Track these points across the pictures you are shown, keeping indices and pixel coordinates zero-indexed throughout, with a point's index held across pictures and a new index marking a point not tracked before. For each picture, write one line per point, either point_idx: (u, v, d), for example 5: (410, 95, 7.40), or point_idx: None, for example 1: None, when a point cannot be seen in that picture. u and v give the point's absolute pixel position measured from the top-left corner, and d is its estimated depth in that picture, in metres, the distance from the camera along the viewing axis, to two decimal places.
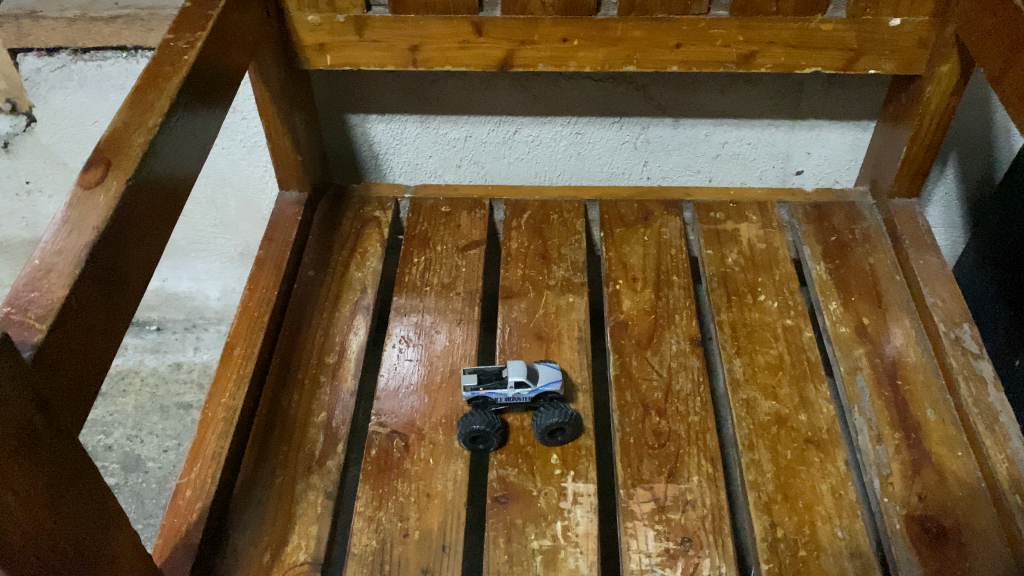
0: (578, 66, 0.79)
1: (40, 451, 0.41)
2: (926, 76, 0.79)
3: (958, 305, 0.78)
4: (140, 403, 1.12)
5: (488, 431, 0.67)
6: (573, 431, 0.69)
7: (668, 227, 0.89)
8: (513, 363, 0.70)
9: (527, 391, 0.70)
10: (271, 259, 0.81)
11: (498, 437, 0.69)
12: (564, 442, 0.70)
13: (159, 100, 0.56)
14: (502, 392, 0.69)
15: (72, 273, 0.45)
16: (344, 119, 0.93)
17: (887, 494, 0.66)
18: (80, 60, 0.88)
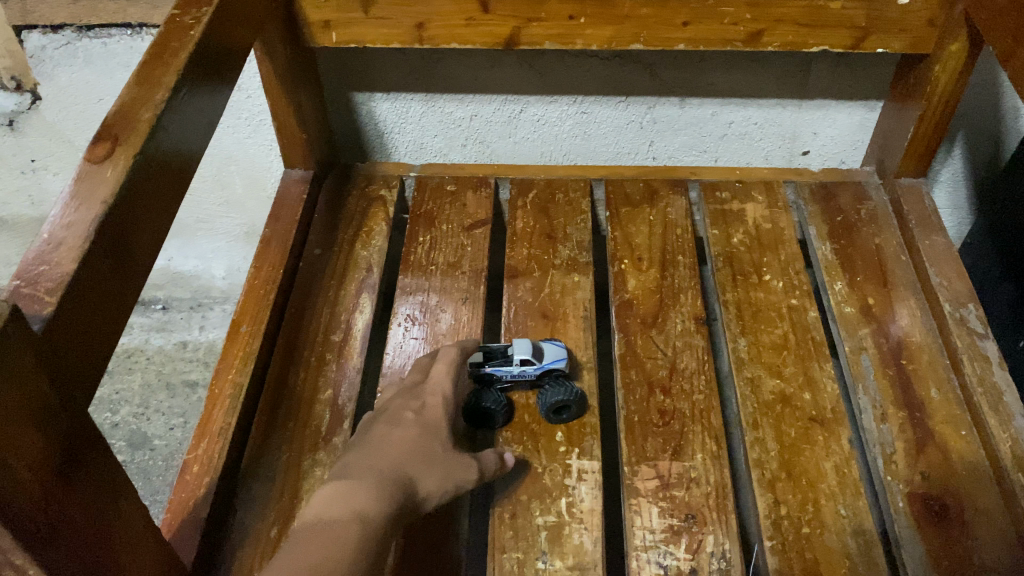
0: (585, 43, 0.79)
1: (51, 423, 0.41)
2: (935, 55, 0.78)
3: (964, 285, 0.78)
4: (147, 381, 1.13)
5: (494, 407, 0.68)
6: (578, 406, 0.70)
7: (674, 207, 0.89)
8: (519, 341, 0.70)
9: (533, 368, 0.70)
10: (277, 237, 0.82)
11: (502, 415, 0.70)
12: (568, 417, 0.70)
13: (166, 76, 0.56)
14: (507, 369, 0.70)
15: (81, 247, 0.45)
16: (349, 97, 0.93)
17: (891, 472, 0.66)
18: (85, 37, 0.87)
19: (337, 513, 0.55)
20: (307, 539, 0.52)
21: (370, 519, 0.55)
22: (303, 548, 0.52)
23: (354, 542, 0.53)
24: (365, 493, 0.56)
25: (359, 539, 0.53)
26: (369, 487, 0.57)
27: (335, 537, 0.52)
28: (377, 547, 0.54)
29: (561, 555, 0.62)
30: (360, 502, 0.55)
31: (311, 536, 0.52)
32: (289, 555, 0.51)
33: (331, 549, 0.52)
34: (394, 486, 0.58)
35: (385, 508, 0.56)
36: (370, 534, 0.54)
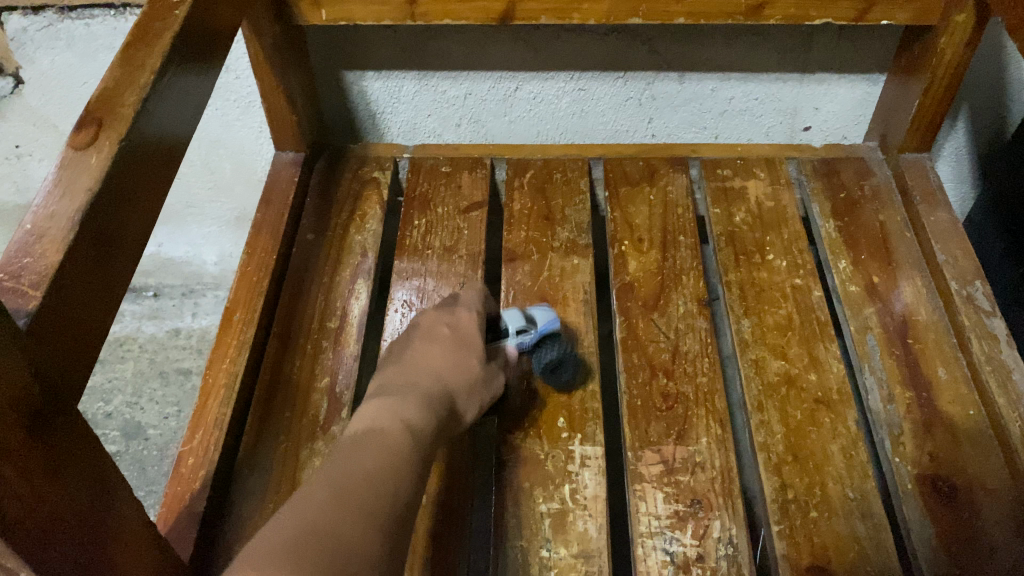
0: (582, 18, 0.77)
1: (40, 422, 0.39)
2: (940, 26, 0.76)
3: (970, 262, 0.76)
4: (139, 369, 1.11)
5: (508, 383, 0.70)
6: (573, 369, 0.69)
7: (674, 186, 0.87)
8: (509, 312, 0.72)
9: (530, 336, 0.70)
10: (269, 222, 0.80)
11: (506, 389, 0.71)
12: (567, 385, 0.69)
13: (150, 58, 0.54)
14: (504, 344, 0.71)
15: (65, 238, 0.43)
16: (340, 77, 0.90)
17: (898, 454, 0.65)
18: (67, 18, 0.85)
19: (391, 428, 0.57)
20: (363, 448, 0.54)
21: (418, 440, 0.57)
22: (360, 453, 0.54)
23: (408, 459, 0.55)
24: (410, 415, 0.59)
25: (411, 456, 0.55)
26: (417, 405, 0.61)
27: (391, 449, 0.55)
28: (423, 466, 0.56)
29: (565, 543, 0.61)
30: (409, 424, 0.58)
31: (367, 445, 0.55)
32: (348, 452, 0.54)
33: (388, 462, 0.54)
34: (442, 401, 0.63)
35: (431, 430, 0.59)
36: (419, 453, 0.56)
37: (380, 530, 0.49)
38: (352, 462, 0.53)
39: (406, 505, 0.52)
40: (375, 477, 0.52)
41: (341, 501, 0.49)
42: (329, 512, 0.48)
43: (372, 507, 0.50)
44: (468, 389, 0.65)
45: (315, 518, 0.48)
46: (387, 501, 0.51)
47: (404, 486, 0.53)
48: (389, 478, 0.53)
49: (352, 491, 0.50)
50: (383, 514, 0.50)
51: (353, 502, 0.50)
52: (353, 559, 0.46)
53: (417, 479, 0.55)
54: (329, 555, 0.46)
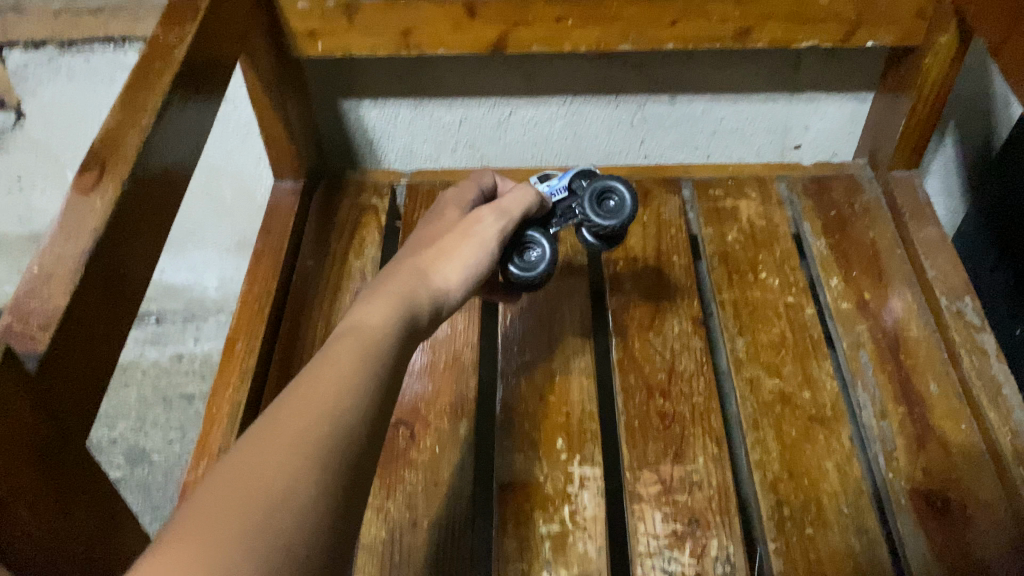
0: (573, 46, 0.78)
1: (50, 463, 0.41)
2: (925, 46, 0.78)
3: (959, 277, 0.78)
4: (143, 395, 1.12)
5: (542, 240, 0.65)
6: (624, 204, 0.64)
7: (667, 206, 0.88)
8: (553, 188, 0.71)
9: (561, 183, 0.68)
10: (269, 249, 0.81)
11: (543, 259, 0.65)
12: (616, 224, 0.64)
13: (151, 98, 0.55)
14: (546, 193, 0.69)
15: (71, 281, 0.44)
16: (337, 105, 0.92)
17: (892, 469, 0.67)
18: (67, 53, 0.86)
19: (346, 346, 0.47)
20: (314, 371, 0.45)
21: (385, 361, 0.47)
22: (316, 376, 0.44)
23: (369, 385, 0.45)
24: (371, 322, 0.50)
25: (375, 381, 0.45)
26: (380, 291, 0.53)
27: (347, 374, 0.45)
28: (390, 397, 0.46)
29: (565, 564, 0.62)
30: (369, 333, 0.48)
31: (319, 368, 0.45)
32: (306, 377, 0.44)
33: (343, 387, 0.44)
34: (412, 278, 0.54)
35: (395, 329, 0.50)
36: (385, 377, 0.46)
37: (319, 475, 0.39)
38: (298, 394, 0.43)
39: (362, 442, 0.42)
40: (322, 408, 0.42)
41: (274, 441, 0.40)
42: (259, 454, 0.39)
43: (314, 443, 0.40)
44: (448, 254, 0.57)
45: (242, 466, 0.38)
46: (336, 437, 0.41)
47: (359, 416, 0.43)
48: (341, 410, 0.43)
49: (294, 421, 0.41)
50: (326, 452, 0.40)
51: (295, 433, 0.40)
52: (277, 512, 0.37)
53: (381, 408, 0.45)
54: (256, 501, 0.37)
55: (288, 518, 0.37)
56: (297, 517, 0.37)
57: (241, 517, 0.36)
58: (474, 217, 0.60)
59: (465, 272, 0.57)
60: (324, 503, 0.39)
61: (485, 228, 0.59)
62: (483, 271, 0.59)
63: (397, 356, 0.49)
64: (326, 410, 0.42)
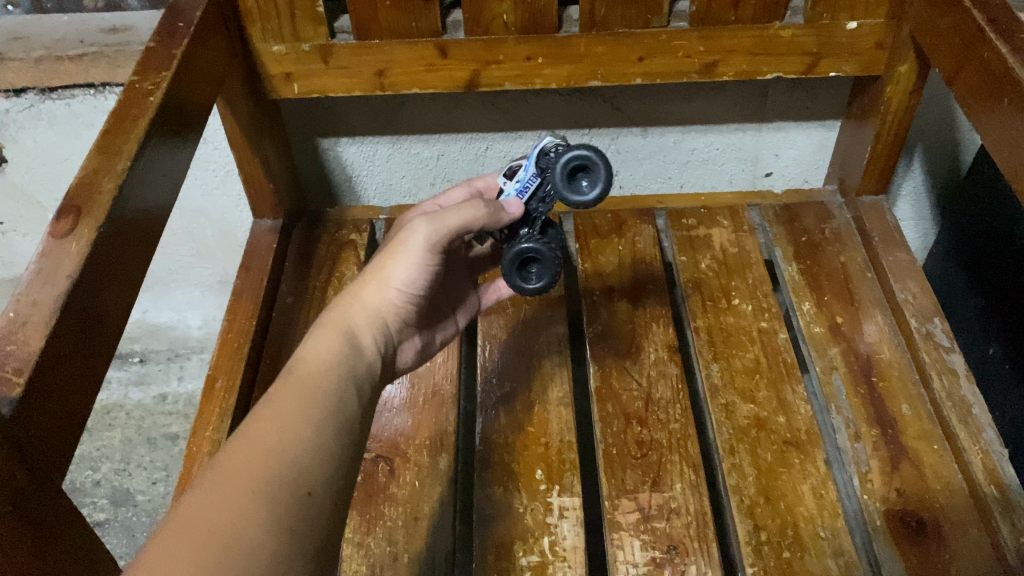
0: (544, 83, 0.80)
1: (25, 506, 0.41)
2: (886, 76, 0.80)
3: (929, 299, 0.79)
4: (127, 436, 1.12)
5: (528, 243, 0.63)
6: (593, 172, 0.58)
7: (642, 236, 0.90)
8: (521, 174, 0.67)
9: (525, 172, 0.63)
10: (249, 288, 0.82)
11: (553, 257, 0.63)
12: (592, 197, 0.58)
13: (127, 144, 0.57)
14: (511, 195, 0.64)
15: (47, 324, 0.45)
16: (316, 144, 0.93)
17: (866, 491, 0.67)
18: (48, 99, 0.88)
19: (289, 390, 0.52)
20: (260, 415, 0.49)
21: (329, 401, 0.52)
22: (263, 423, 0.49)
23: (313, 428, 0.50)
24: (314, 362, 0.55)
25: (318, 421, 0.50)
26: (325, 321, 0.59)
27: (291, 415, 0.50)
28: (340, 437, 0.51)
29: None
30: (311, 376, 0.53)
31: (264, 413, 0.50)
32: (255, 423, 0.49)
33: (287, 428, 0.49)
34: (353, 305, 0.61)
35: (337, 362, 0.56)
36: (331, 417, 0.51)
37: (266, 509, 0.44)
38: (248, 440, 0.47)
39: (309, 478, 0.47)
40: (269, 448, 0.47)
41: (224, 480, 0.44)
42: (209, 493, 0.43)
43: (260, 481, 0.45)
44: (383, 275, 0.62)
45: (196, 505, 0.43)
46: (282, 474, 0.46)
47: (304, 458, 0.48)
48: (286, 449, 0.48)
49: (242, 466, 0.45)
50: (272, 488, 0.45)
51: (242, 477, 0.45)
52: (228, 549, 0.41)
53: (328, 451, 0.49)
54: (206, 540, 0.41)
55: (239, 555, 0.41)
56: (245, 551, 0.42)
57: (192, 553, 0.40)
58: (406, 230, 0.61)
59: (402, 290, 0.62)
60: (273, 536, 0.43)
61: (415, 240, 0.60)
62: (424, 278, 0.62)
63: (342, 394, 0.54)
64: (272, 450, 0.47)
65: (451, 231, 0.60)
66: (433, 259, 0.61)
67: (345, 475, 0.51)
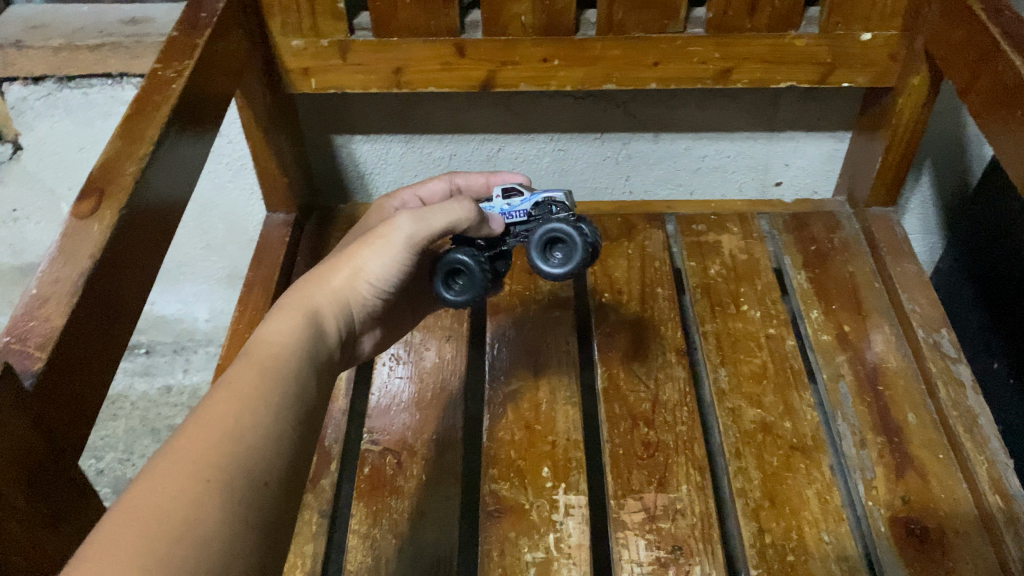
0: (559, 84, 0.81)
1: (41, 478, 0.41)
2: (898, 88, 0.81)
3: (936, 311, 0.80)
4: (131, 426, 1.13)
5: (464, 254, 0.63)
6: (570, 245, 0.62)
7: (651, 240, 0.90)
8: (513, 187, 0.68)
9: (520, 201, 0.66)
10: (260, 280, 0.82)
11: (479, 278, 0.64)
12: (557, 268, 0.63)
13: (149, 129, 0.57)
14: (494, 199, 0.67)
15: (69, 302, 0.46)
16: (330, 140, 0.94)
17: (871, 498, 0.68)
18: (66, 88, 0.88)
19: (246, 371, 0.51)
20: (215, 400, 0.48)
21: (286, 385, 0.52)
22: (217, 407, 0.47)
23: (269, 415, 0.49)
24: (272, 346, 0.54)
25: (275, 408, 0.49)
26: (289, 300, 0.58)
27: (248, 399, 0.49)
28: (298, 427, 0.50)
29: None
30: (269, 359, 0.52)
31: (219, 396, 0.49)
32: (209, 408, 0.47)
33: (244, 412, 0.48)
34: (319, 289, 0.59)
35: (298, 349, 0.54)
36: (288, 405, 0.50)
37: (221, 497, 0.43)
38: (201, 424, 0.46)
39: (265, 465, 0.46)
40: (224, 433, 0.46)
41: (178, 466, 0.43)
42: (160, 481, 0.42)
43: (213, 468, 0.44)
44: (356, 264, 0.60)
45: (146, 493, 0.41)
46: (237, 460, 0.45)
47: (260, 447, 0.47)
48: (243, 435, 0.47)
49: (195, 450, 0.44)
50: (227, 475, 0.44)
51: (195, 461, 0.44)
52: (182, 538, 0.40)
53: (285, 441, 0.49)
54: (157, 527, 0.40)
55: (193, 544, 0.40)
56: (199, 541, 0.40)
57: (142, 542, 0.38)
58: (388, 221, 0.60)
59: (372, 283, 0.61)
60: (227, 525, 0.42)
61: (395, 234, 0.59)
62: (396, 273, 0.61)
63: (299, 380, 0.53)
64: (228, 435, 0.46)
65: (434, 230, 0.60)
66: (410, 260, 0.61)
67: (299, 462, 0.50)
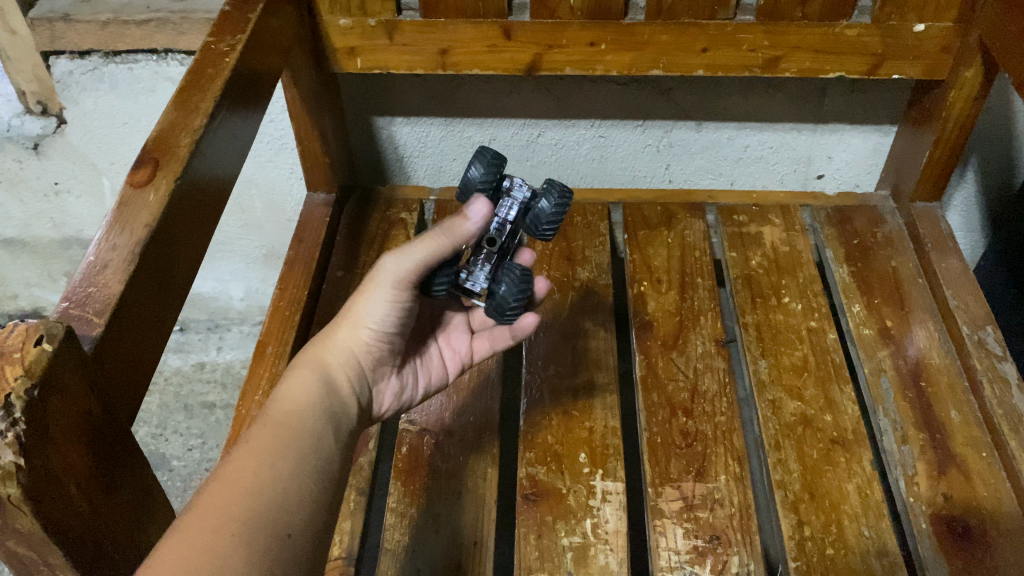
0: (605, 69, 0.80)
1: (98, 445, 0.42)
2: (950, 81, 0.80)
3: (981, 308, 0.78)
4: (165, 402, 1.13)
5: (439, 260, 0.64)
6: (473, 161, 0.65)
7: (691, 230, 0.90)
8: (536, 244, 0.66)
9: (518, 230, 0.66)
10: (301, 259, 0.82)
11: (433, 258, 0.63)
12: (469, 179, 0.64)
13: (203, 102, 0.57)
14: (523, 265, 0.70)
15: (126, 269, 0.46)
16: (371, 122, 0.94)
17: (913, 493, 0.67)
18: (111, 63, 0.89)
19: (262, 431, 0.53)
20: (235, 458, 0.50)
21: (302, 441, 0.53)
22: (237, 464, 0.49)
23: (289, 469, 0.50)
24: (287, 404, 0.55)
25: (293, 461, 0.51)
26: (300, 360, 0.60)
27: (265, 454, 0.50)
28: (318, 479, 0.52)
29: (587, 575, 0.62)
30: (284, 415, 0.54)
31: (237, 455, 0.50)
32: (229, 466, 0.49)
33: (262, 468, 0.49)
34: (327, 347, 0.61)
35: (312, 405, 0.56)
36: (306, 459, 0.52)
37: (245, 548, 0.44)
38: (223, 481, 0.47)
39: (289, 516, 0.48)
40: (244, 489, 0.47)
41: (201, 521, 0.44)
42: (186, 534, 0.43)
43: (236, 522, 0.45)
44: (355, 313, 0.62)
45: (170, 548, 0.42)
46: (260, 516, 0.46)
47: (280, 499, 0.48)
48: (262, 490, 0.48)
49: (217, 506, 0.46)
50: (248, 530, 0.45)
51: (218, 517, 0.45)
52: None
53: (310, 495, 0.50)
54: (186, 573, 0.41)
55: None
56: None
57: None
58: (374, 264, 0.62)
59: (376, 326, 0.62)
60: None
61: (384, 275, 0.61)
62: (398, 309, 0.62)
63: (315, 435, 0.54)
64: (248, 490, 0.47)
65: (420, 269, 0.60)
66: (404, 292, 0.62)
67: (324, 514, 0.51)
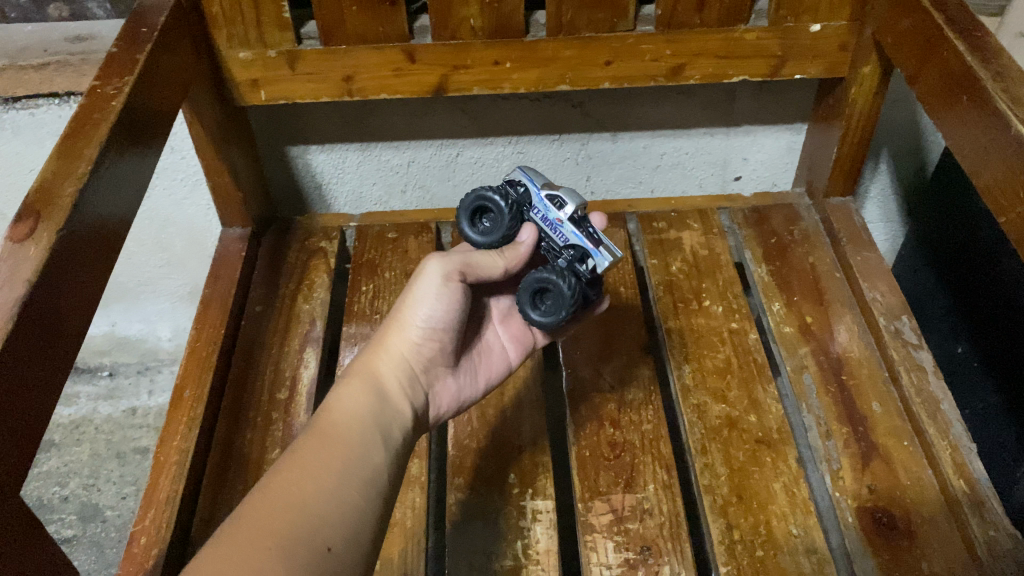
0: (512, 87, 0.80)
1: None
2: (851, 77, 0.81)
3: (897, 298, 0.80)
4: (96, 451, 1.10)
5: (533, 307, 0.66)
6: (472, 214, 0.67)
7: (613, 240, 0.90)
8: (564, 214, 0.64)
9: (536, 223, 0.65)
10: (217, 296, 0.80)
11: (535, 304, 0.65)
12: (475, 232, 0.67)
13: (88, 148, 0.56)
14: (576, 239, 0.63)
15: (5, 329, 0.44)
16: (285, 152, 0.93)
17: (838, 488, 0.68)
18: (11, 109, 0.86)
19: (311, 442, 0.53)
20: (285, 468, 0.50)
21: (351, 452, 0.53)
22: (286, 474, 0.50)
23: (334, 483, 0.50)
24: (339, 415, 0.56)
25: (338, 475, 0.51)
26: (352, 373, 0.61)
27: (311, 467, 0.50)
28: (364, 494, 0.51)
29: None
30: (334, 426, 0.55)
31: (286, 467, 0.51)
32: (279, 476, 0.49)
33: (306, 481, 0.49)
34: (376, 356, 0.62)
35: (361, 414, 0.56)
36: (353, 474, 0.52)
37: (283, 563, 0.44)
38: (271, 491, 0.48)
39: (330, 531, 0.47)
40: (287, 503, 0.47)
41: (245, 533, 0.45)
42: (230, 546, 0.43)
43: (277, 535, 0.45)
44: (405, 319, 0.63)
45: (206, 561, 0.43)
46: (301, 528, 0.46)
47: (324, 514, 0.48)
48: (305, 503, 0.48)
49: (266, 517, 0.46)
50: (289, 542, 0.45)
51: (263, 529, 0.45)
52: None
53: (356, 514, 0.50)
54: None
55: None
56: None
57: None
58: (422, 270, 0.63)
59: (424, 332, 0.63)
60: None
61: (431, 274, 0.63)
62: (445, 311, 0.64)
63: (365, 448, 0.54)
64: (291, 504, 0.47)
65: (470, 263, 0.63)
66: (452, 290, 0.63)
67: (370, 533, 0.50)
